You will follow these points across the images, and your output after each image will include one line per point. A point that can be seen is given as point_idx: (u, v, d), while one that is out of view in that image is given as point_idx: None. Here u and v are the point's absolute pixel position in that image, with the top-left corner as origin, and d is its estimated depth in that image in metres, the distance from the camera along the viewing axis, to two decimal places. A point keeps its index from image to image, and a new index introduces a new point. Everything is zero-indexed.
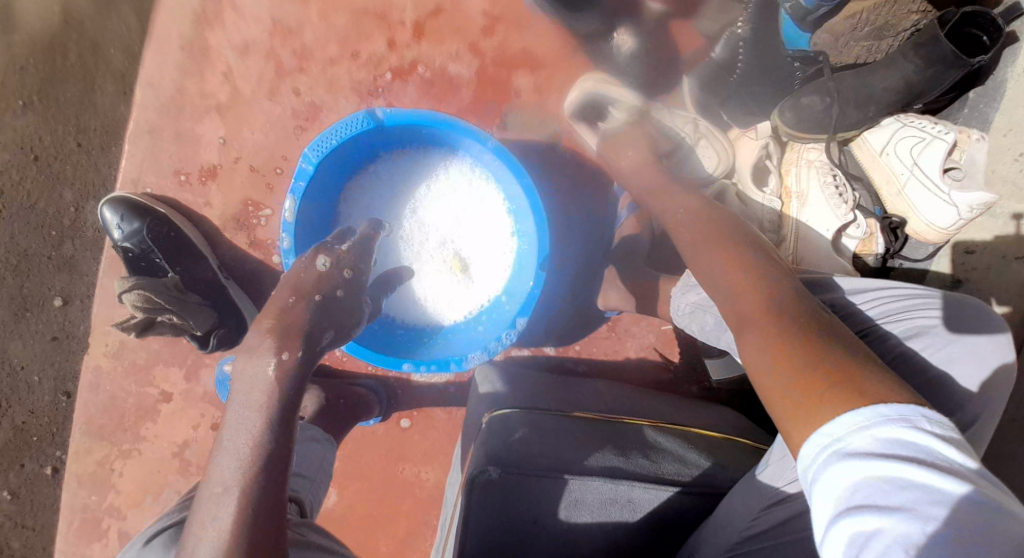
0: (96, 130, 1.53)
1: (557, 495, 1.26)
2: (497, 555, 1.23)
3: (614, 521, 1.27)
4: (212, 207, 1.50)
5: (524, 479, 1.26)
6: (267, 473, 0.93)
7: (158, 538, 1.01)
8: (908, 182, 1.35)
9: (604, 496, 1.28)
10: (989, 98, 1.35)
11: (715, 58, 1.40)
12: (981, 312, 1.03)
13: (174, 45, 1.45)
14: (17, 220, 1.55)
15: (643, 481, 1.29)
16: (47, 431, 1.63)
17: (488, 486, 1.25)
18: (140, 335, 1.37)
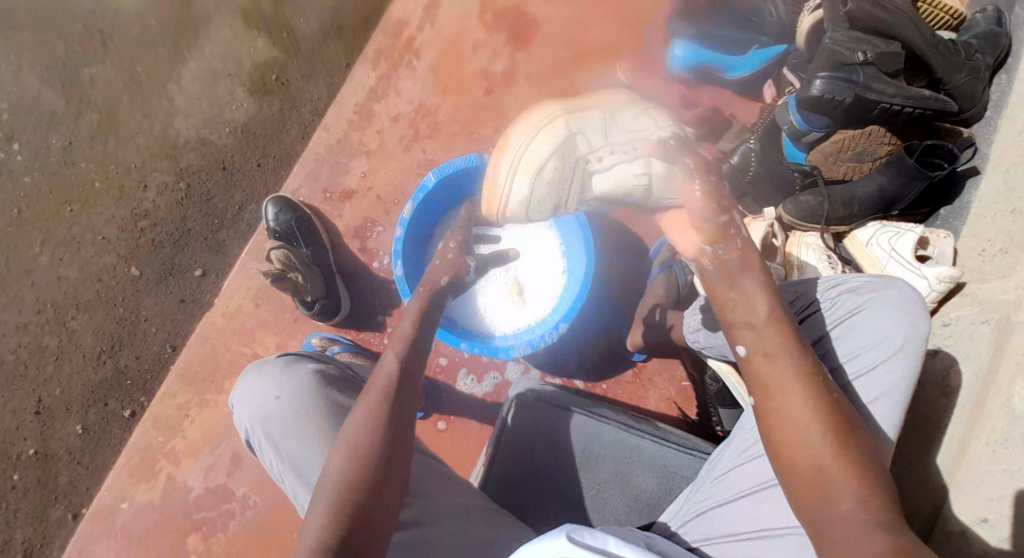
0: (274, 157, 2.01)
1: (575, 427, 1.51)
2: (521, 465, 1.49)
3: (623, 459, 1.50)
4: (342, 218, 1.95)
5: (552, 410, 1.52)
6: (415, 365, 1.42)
7: (288, 356, 1.50)
8: (888, 264, 1.78)
9: (617, 436, 1.51)
10: (957, 214, 1.85)
11: (732, 164, 1.90)
12: (911, 308, 1.36)
13: (350, 106, 1.98)
14: (193, 207, 1.97)
15: (654, 435, 1.52)
16: (142, 378, 1.90)
17: (524, 405, 1.52)
18: (274, 281, 1.71)
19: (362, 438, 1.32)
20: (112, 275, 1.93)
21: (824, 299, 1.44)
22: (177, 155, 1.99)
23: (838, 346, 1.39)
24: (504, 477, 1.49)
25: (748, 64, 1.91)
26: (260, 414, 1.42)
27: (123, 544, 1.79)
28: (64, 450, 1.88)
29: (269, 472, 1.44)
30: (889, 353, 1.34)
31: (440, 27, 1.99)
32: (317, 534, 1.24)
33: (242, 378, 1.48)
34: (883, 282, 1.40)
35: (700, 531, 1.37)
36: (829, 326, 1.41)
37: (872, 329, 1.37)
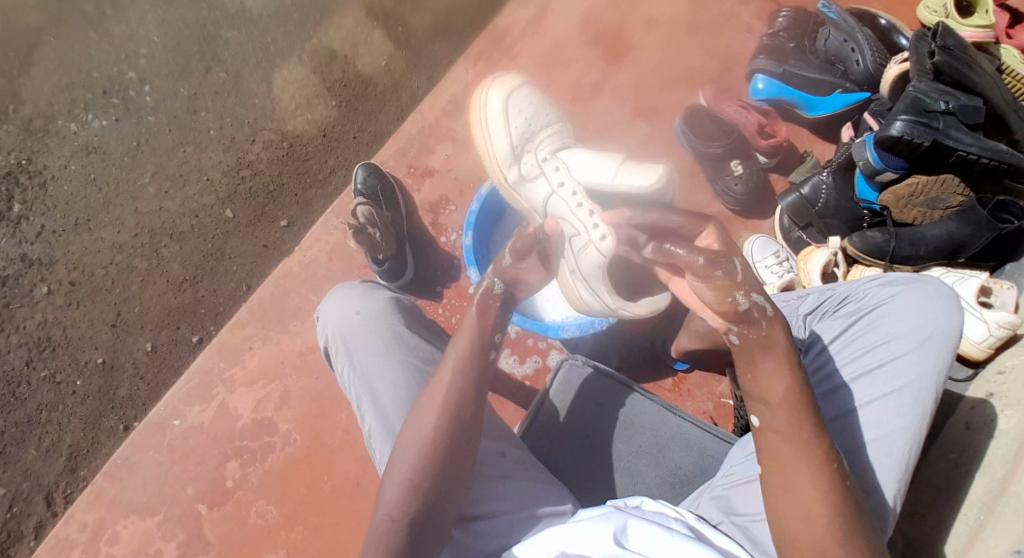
0: (369, 132, 2.16)
1: (626, 399, 1.69)
2: (572, 428, 1.66)
3: (664, 433, 1.64)
4: (421, 192, 2.07)
5: (609, 382, 1.71)
6: (479, 369, 1.44)
7: (370, 284, 1.67)
8: None
9: (659, 412, 1.67)
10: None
11: (800, 193, 1.95)
12: (941, 305, 1.54)
13: (447, 95, 2.11)
14: (291, 164, 2.14)
15: (693, 419, 1.67)
16: (215, 310, 2.05)
17: (574, 367, 1.73)
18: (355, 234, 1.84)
19: (438, 431, 1.40)
20: (208, 214, 2.10)
21: (860, 293, 1.64)
22: (285, 118, 2.17)
23: (872, 332, 1.57)
24: (545, 434, 1.67)
25: (827, 106, 1.99)
26: (336, 326, 1.59)
27: (165, 458, 1.90)
28: (129, 364, 2.02)
29: (340, 380, 1.61)
30: (918, 339, 1.51)
31: (540, 37, 2.14)
32: (394, 503, 1.38)
33: (330, 294, 1.67)
34: (916, 279, 1.59)
35: (721, 506, 1.50)
36: (864, 315, 1.60)
37: (903, 319, 1.55)
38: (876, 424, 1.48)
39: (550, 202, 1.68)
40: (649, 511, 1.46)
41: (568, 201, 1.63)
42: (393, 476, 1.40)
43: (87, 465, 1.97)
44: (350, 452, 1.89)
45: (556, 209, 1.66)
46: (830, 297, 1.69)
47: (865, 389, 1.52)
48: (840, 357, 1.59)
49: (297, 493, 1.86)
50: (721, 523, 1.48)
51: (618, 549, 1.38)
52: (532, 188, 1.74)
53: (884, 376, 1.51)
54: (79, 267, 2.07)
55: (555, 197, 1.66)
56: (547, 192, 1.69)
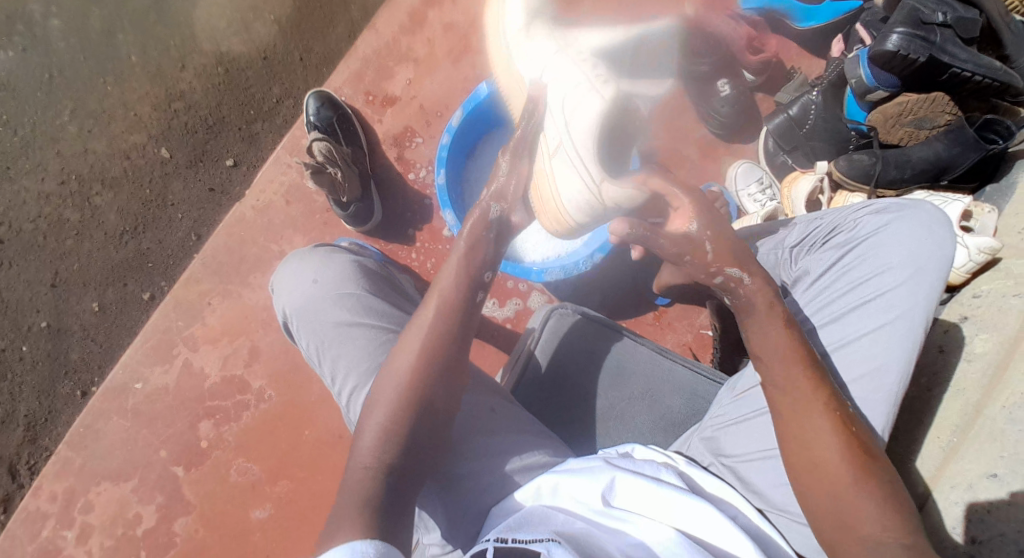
0: (317, 54, 1.95)
1: (617, 343, 1.60)
2: (559, 377, 1.59)
3: (655, 379, 1.58)
4: (382, 123, 1.91)
5: (598, 327, 1.62)
6: (461, 312, 1.33)
7: (329, 250, 1.59)
8: None
9: (651, 357, 1.60)
10: (1002, 192, 1.80)
11: (789, 114, 1.87)
12: (937, 233, 1.35)
13: (403, 10, 1.92)
14: (230, 94, 1.92)
15: (685, 361, 1.60)
16: (164, 263, 1.87)
17: (563, 315, 1.61)
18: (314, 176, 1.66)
19: (417, 367, 1.29)
20: (141, 154, 1.89)
21: (849, 222, 1.44)
22: (217, 39, 1.93)
23: (861, 264, 1.38)
24: (536, 379, 1.60)
25: (817, 16, 1.89)
26: (296, 292, 1.52)
27: (130, 425, 1.79)
28: (77, 326, 1.86)
29: (305, 355, 1.53)
30: (911, 270, 1.33)
31: None
32: (369, 448, 1.24)
33: (286, 266, 1.59)
34: (907, 205, 1.39)
35: (710, 447, 1.43)
36: (851, 246, 1.41)
37: (895, 249, 1.36)
38: (862, 363, 1.32)
39: (553, 61, 1.38)
40: (639, 462, 1.37)
41: (576, 59, 1.37)
42: (371, 417, 1.27)
43: (47, 434, 1.85)
44: (331, 407, 1.79)
45: (560, 64, 1.37)
46: (814, 228, 1.49)
47: (853, 324, 1.34)
48: (828, 292, 1.40)
49: (276, 449, 1.78)
50: (712, 465, 1.42)
51: (601, 506, 1.30)
52: (535, 41, 1.41)
53: (873, 308, 1.33)
54: (5, 221, 1.89)
55: (563, 53, 1.38)
56: (559, 42, 1.40)
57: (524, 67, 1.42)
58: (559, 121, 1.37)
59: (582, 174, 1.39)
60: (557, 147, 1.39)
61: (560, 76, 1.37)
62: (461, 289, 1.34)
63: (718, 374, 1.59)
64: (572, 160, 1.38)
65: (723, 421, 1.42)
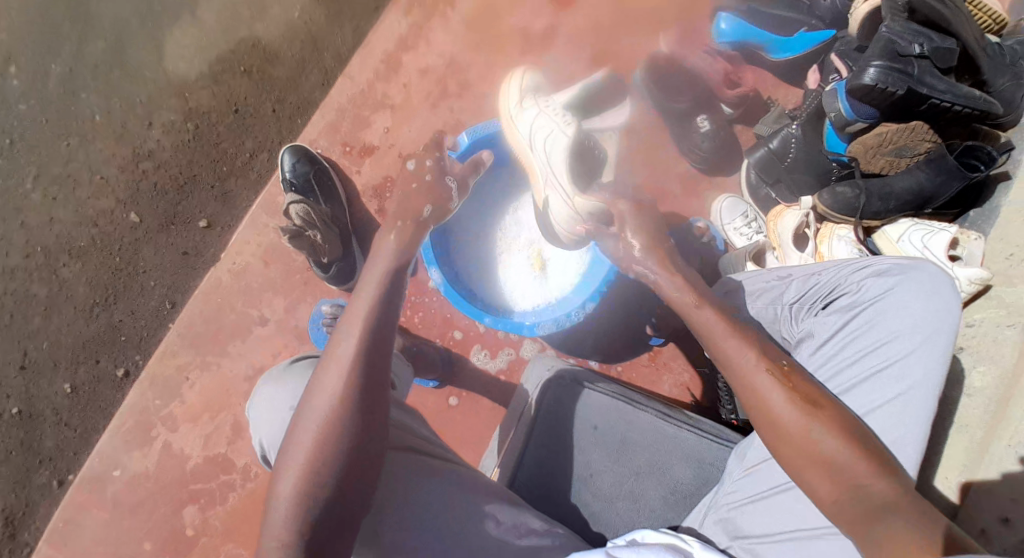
0: (290, 104, 1.88)
1: (614, 413, 1.45)
2: (554, 456, 1.43)
3: (660, 450, 1.42)
4: (361, 174, 1.84)
5: (591, 396, 1.46)
6: (374, 341, 1.22)
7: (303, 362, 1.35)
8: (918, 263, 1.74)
9: (654, 425, 1.43)
10: (987, 217, 1.83)
11: (769, 148, 1.86)
12: (944, 295, 1.29)
13: (377, 56, 1.87)
14: (199, 151, 1.83)
15: (691, 425, 1.44)
16: (138, 336, 1.77)
17: (556, 387, 1.46)
18: (291, 240, 1.59)
19: (330, 412, 1.16)
20: (109, 221, 1.80)
21: (852, 282, 1.36)
22: (185, 94, 1.84)
23: (870, 331, 1.31)
24: (533, 452, 1.43)
25: (791, 48, 1.84)
26: (270, 426, 1.27)
27: (111, 515, 1.69)
28: (49, 410, 1.76)
29: None
30: (922, 336, 1.28)
31: None
32: (284, 519, 1.12)
33: (258, 389, 1.35)
34: (912, 266, 1.33)
35: (727, 528, 1.29)
36: (852, 311, 1.35)
37: (904, 314, 1.30)
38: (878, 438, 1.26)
39: (536, 119, 1.69)
40: (643, 549, 1.21)
41: (554, 116, 1.69)
42: (293, 457, 1.15)
43: (26, 529, 1.74)
44: None
45: (540, 120, 1.69)
46: (806, 286, 1.41)
47: (866, 396, 1.28)
48: (835, 360, 1.33)
49: None
50: (729, 548, 1.27)
51: None
52: (524, 105, 1.72)
53: (885, 382, 1.28)
54: None
55: (544, 111, 1.70)
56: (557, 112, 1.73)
57: (518, 137, 1.72)
58: (546, 159, 1.66)
59: (564, 198, 1.60)
60: (546, 183, 1.66)
61: (541, 128, 1.68)
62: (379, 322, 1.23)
63: (728, 436, 1.44)
64: (558, 189, 1.62)
65: (742, 500, 1.30)
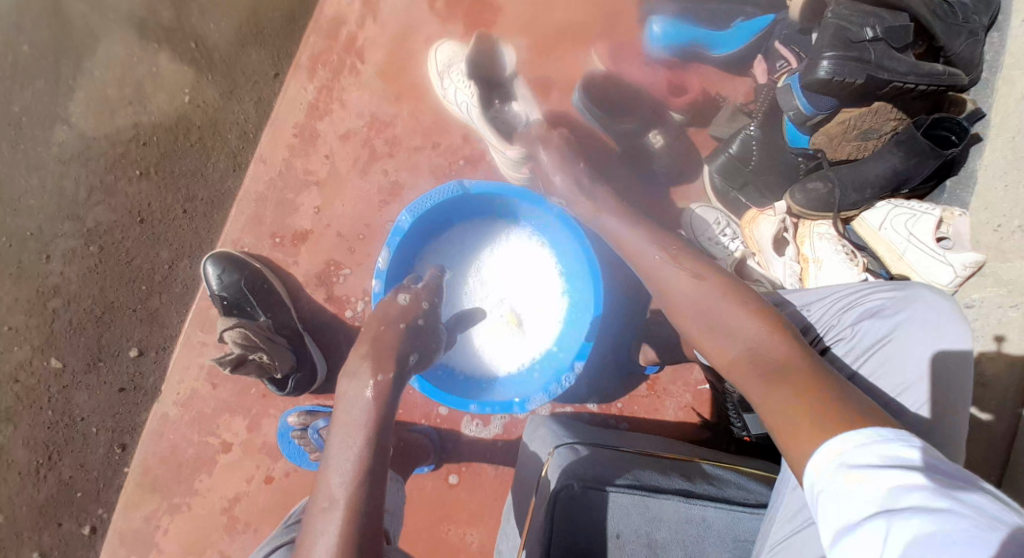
0: (202, 200, 1.71)
1: (637, 510, 1.37)
2: None
3: (691, 536, 1.37)
4: (299, 265, 1.68)
5: (607, 496, 1.38)
6: (368, 489, 1.25)
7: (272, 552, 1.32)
8: (906, 250, 1.63)
9: (680, 513, 1.38)
10: (964, 185, 1.69)
11: (731, 154, 1.72)
12: (949, 324, 1.27)
13: (289, 130, 1.71)
14: (109, 272, 1.68)
15: (717, 501, 1.40)
16: (94, 487, 1.65)
17: (570, 499, 1.36)
18: (233, 371, 1.46)
19: None
20: (30, 371, 1.67)
21: (852, 327, 1.35)
22: (80, 214, 1.69)
23: (884, 378, 1.30)
24: (572, 538, 1.34)
25: (735, 40, 1.71)
26: None
27: None
28: None
29: None
30: (937, 372, 1.26)
31: (385, 21, 1.76)
32: None
33: None
34: (907, 298, 1.31)
35: None
36: (856, 343, 1.33)
37: (914, 352, 1.28)
38: None
39: (450, 90, 1.68)
40: None
41: (462, 81, 1.67)
42: None
43: None
44: None
45: (453, 93, 1.68)
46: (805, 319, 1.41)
47: None
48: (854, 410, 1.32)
49: None
50: None
51: None
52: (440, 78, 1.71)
53: (901, 410, 1.27)
54: None
55: (452, 80, 1.68)
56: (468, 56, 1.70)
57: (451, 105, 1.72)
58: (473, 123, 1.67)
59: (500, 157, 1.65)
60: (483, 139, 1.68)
61: (456, 97, 1.68)
62: (367, 492, 1.25)
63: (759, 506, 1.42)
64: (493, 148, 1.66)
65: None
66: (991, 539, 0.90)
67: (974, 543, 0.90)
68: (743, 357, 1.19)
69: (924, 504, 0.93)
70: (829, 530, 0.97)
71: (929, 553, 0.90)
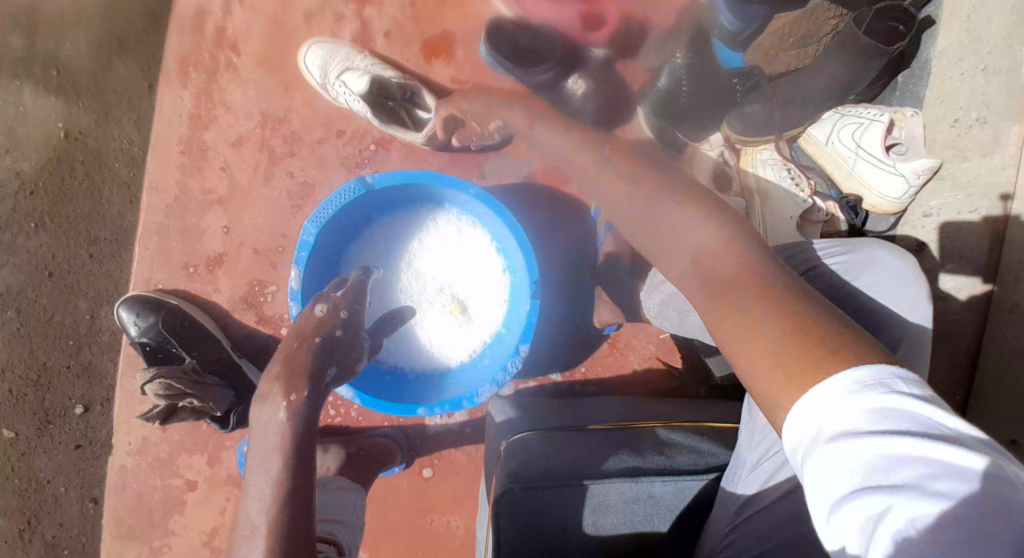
0: (106, 239, 1.67)
1: (580, 501, 1.20)
2: None
3: (640, 521, 1.20)
4: (221, 292, 1.59)
5: (548, 491, 1.20)
6: (290, 511, 1.10)
7: None
8: (855, 164, 1.44)
9: (627, 495, 1.21)
10: (916, 78, 1.48)
11: (659, 88, 1.49)
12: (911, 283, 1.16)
13: (175, 147, 1.59)
14: (36, 334, 1.66)
15: (664, 476, 1.23)
16: (78, 542, 1.67)
17: (514, 505, 1.18)
18: (162, 423, 1.46)
19: None
20: None
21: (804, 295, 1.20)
22: None
23: None
24: (520, 540, 1.17)
25: None
26: None
27: None
28: None
29: None
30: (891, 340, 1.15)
31: (253, 7, 1.60)
32: None
33: None
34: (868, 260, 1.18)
35: None
36: None
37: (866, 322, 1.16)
38: None
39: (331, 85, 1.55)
40: None
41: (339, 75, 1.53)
42: None
43: None
44: None
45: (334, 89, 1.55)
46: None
47: None
48: None
49: None
50: None
51: None
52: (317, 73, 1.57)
53: None
54: None
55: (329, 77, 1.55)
56: (339, 48, 1.58)
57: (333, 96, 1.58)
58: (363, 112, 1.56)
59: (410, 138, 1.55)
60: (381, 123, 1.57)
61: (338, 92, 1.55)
62: (292, 518, 1.09)
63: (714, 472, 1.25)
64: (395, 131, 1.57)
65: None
66: (1004, 503, 0.81)
67: (982, 508, 0.81)
68: (772, 317, 0.94)
69: (927, 465, 0.83)
70: (819, 501, 0.86)
71: (923, 540, 0.81)
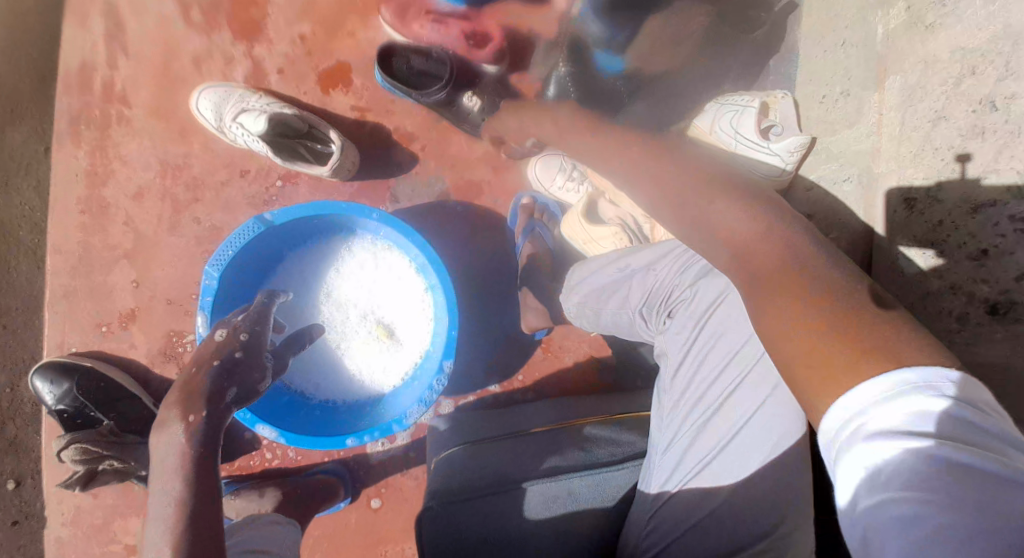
0: (17, 309, 1.62)
1: (507, 501, 1.22)
2: None
3: (570, 513, 1.22)
4: (139, 347, 1.56)
5: (474, 497, 1.22)
6: (195, 524, 1.11)
7: None
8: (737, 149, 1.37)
9: (552, 490, 1.24)
10: (787, 60, 1.52)
11: (550, 96, 1.53)
12: None
13: (74, 206, 1.56)
14: None
15: (585, 466, 1.27)
16: None
17: (435, 519, 1.20)
18: (85, 489, 1.41)
19: None
20: None
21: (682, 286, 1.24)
22: None
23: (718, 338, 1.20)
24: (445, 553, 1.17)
25: None
26: None
27: None
28: None
29: None
30: None
31: (137, 58, 1.57)
32: None
33: None
34: None
35: None
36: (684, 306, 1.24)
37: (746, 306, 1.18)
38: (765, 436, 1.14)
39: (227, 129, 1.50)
40: None
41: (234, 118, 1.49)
42: None
43: None
44: None
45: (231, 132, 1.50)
46: (650, 282, 1.29)
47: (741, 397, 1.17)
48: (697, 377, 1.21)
49: None
50: None
51: None
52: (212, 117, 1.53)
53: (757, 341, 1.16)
54: None
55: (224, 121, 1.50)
56: (233, 90, 1.54)
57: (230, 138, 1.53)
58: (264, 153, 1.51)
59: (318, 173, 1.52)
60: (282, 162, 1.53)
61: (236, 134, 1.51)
62: (193, 538, 1.10)
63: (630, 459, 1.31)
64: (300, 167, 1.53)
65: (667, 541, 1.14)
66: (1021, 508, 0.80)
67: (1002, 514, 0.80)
68: (818, 306, 0.90)
69: (954, 467, 0.81)
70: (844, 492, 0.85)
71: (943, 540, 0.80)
